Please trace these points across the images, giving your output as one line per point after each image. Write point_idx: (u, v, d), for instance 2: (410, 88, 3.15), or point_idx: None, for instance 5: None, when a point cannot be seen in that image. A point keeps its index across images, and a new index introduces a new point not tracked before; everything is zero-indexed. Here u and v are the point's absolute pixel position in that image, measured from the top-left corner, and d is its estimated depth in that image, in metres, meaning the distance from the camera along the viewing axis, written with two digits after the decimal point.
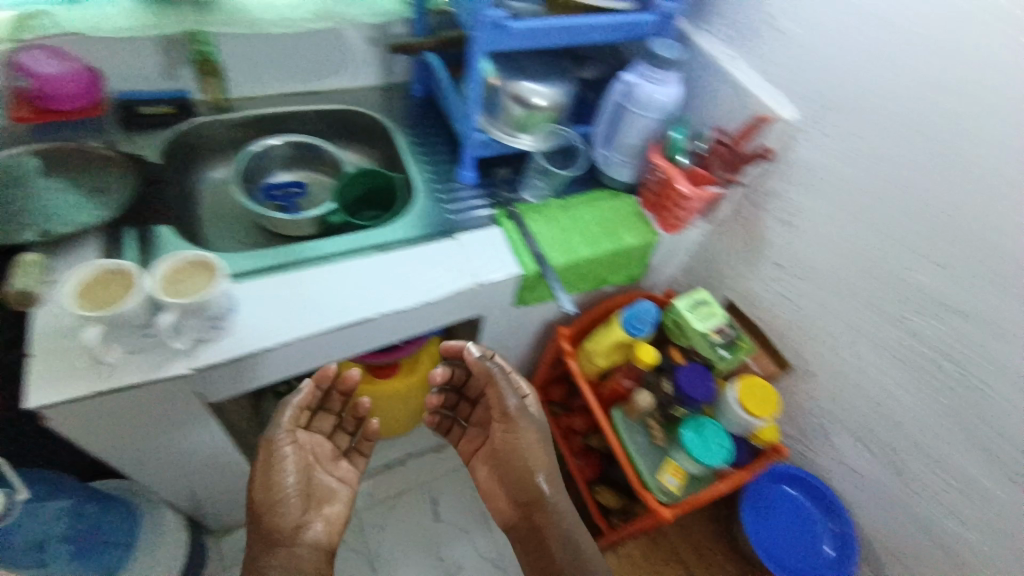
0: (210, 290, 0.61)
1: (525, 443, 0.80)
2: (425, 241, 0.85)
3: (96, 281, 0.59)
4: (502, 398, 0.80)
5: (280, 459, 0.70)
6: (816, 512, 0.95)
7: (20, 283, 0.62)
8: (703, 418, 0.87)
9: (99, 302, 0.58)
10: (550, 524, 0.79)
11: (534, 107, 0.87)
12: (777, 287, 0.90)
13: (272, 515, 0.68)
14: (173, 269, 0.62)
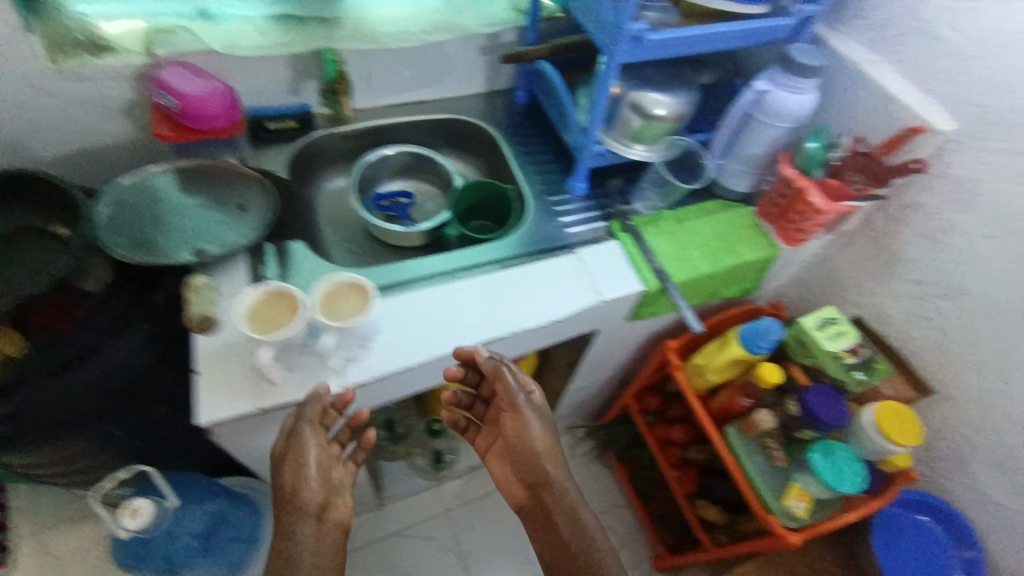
0: (362, 315, 0.61)
1: (526, 430, 0.72)
2: (545, 255, 0.84)
3: (260, 305, 0.61)
4: (508, 386, 0.71)
5: (301, 452, 0.60)
6: (947, 541, 0.87)
7: (199, 308, 0.64)
8: (834, 443, 0.82)
9: (265, 327, 0.60)
10: (558, 504, 0.69)
11: (654, 118, 0.83)
12: (913, 304, 0.86)
13: (291, 504, 0.60)
14: (329, 291, 0.63)
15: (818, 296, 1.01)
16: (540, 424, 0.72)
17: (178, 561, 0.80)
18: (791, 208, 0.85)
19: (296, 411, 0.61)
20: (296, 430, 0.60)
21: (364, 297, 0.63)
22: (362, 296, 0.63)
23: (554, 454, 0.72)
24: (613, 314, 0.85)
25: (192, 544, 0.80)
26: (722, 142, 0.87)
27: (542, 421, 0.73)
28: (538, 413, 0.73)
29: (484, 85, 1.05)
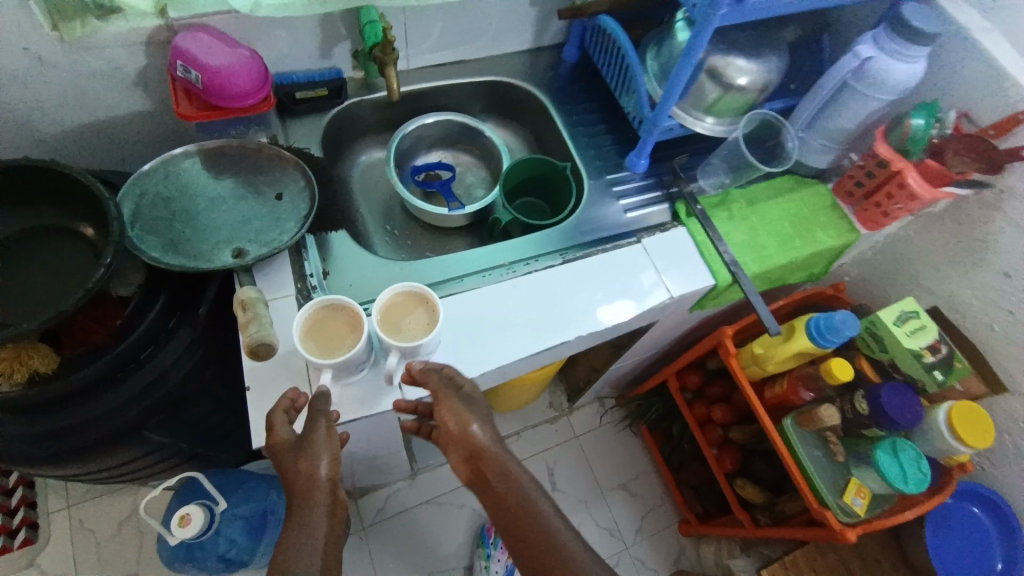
0: (430, 332, 0.57)
1: (458, 418, 0.54)
2: (607, 246, 0.78)
3: (319, 322, 0.57)
4: (437, 377, 0.57)
5: (318, 442, 0.52)
6: (993, 532, 0.85)
7: (260, 331, 0.57)
8: (901, 441, 0.80)
9: (325, 346, 0.56)
10: (496, 470, 0.52)
11: (733, 89, 0.75)
12: (996, 296, 0.80)
13: (302, 491, 0.50)
14: (391, 304, 0.60)
15: (884, 279, 0.95)
16: (468, 409, 0.55)
17: (224, 549, 0.79)
18: (881, 188, 0.78)
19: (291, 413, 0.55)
20: (313, 417, 0.54)
21: (430, 312, 0.59)
22: (428, 311, 0.59)
23: (496, 443, 0.54)
24: (675, 308, 0.80)
25: (238, 532, 0.80)
26: (811, 110, 0.78)
27: (476, 408, 0.55)
28: (471, 399, 0.56)
29: (529, 42, 0.93)
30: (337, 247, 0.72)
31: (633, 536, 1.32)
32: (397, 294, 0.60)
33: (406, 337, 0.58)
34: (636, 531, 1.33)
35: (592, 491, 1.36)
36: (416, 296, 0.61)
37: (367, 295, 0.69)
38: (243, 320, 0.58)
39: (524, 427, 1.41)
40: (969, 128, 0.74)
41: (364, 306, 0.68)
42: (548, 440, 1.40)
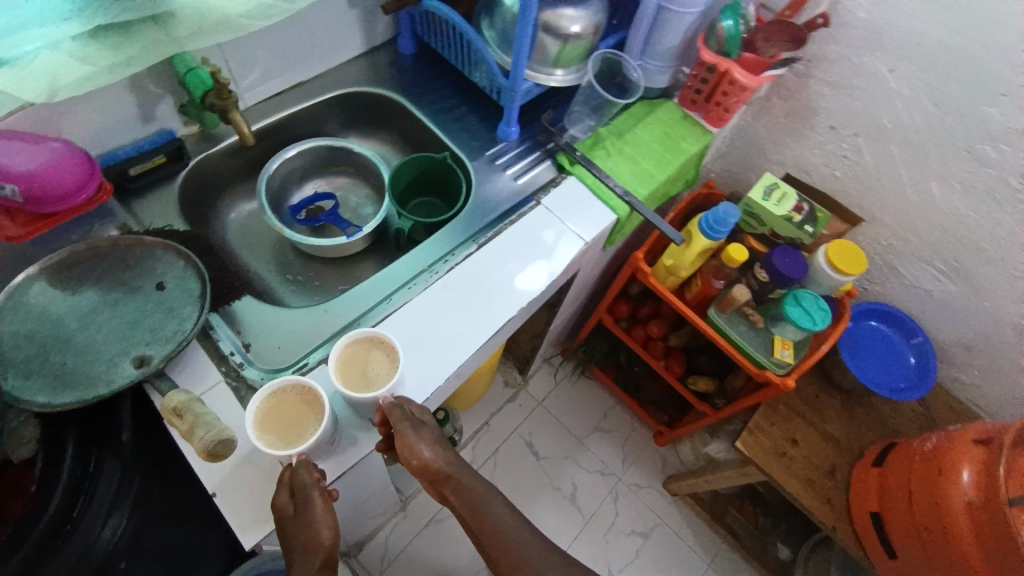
0: (395, 370, 0.59)
1: (417, 453, 0.56)
2: (513, 217, 0.80)
3: (277, 408, 0.56)
4: (400, 419, 0.56)
5: (315, 513, 0.52)
6: (896, 336, 1.03)
7: (209, 432, 0.52)
8: (799, 291, 0.92)
9: (290, 433, 0.54)
10: (455, 490, 0.60)
11: (571, 37, 0.79)
12: (831, 147, 0.94)
13: (304, 548, 0.54)
14: (347, 357, 0.60)
15: (744, 163, 1.08)
16: (426, 442, 0.57)
17: None
18: (717, 89, 0.88)
19: (286, 483, 0.53)
20: (306, 496, 0.52)
21: (389, 353, 0.61)
22: (384, 351, 0.61)
23: (452, 462, 0.60)
24: (591, 251, 0.84)
25: None
26: (640, 40, 0.87)
27: (429, 433, 0.58)
28: (424, 426, 0.58)
29: (361, 45, 0.90)
30: (246, 316, 0.67)
31: (622, 466, 1.41)
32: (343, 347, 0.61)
33: (372, 385, 0.59)
34: (622, 462, 1.42)
35: (572, 443, 1.42)
36: (364, 342, 0.62)
37: (301, 349, 0.65)
38: (184, 427, 0.53)
39: (492, 413, 1.43)
40: (769, 15, 0.88)
41: (303, 360, 0.64)
42: (517, 415, 1.44)
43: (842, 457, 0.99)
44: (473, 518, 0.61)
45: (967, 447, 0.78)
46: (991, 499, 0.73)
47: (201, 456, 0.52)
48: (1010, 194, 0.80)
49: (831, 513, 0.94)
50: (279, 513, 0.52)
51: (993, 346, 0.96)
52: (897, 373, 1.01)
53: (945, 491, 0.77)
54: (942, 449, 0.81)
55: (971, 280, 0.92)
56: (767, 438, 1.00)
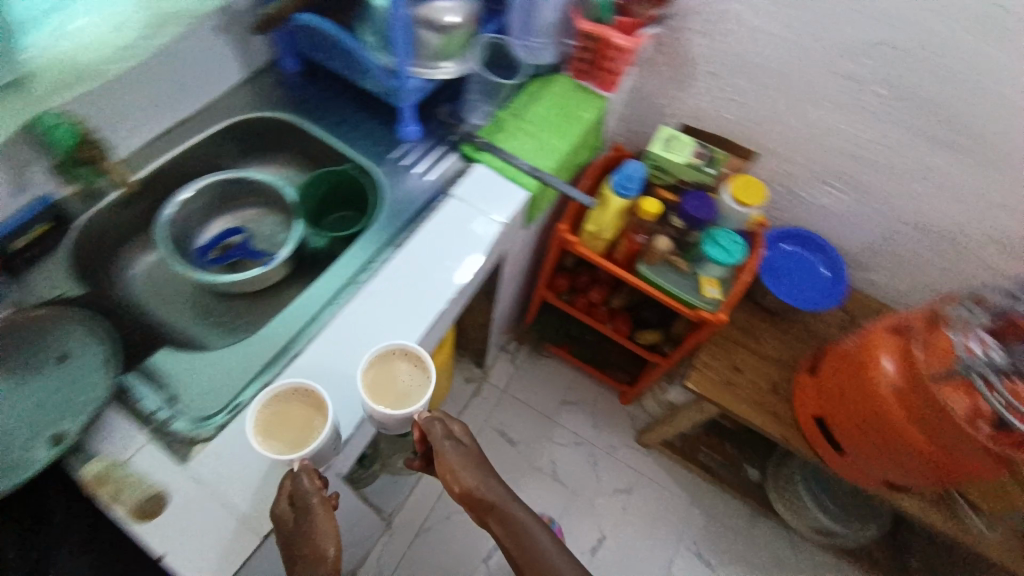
0: (426, 384, 0.63)
1: (457, 475, 0.65)
2: (428, 214, 0.80)
3: (283, 415, 0.58)
4: (435, 437, 0.64)
5: (318, 520, 0.53)
6: (807, 254, 1.10)
7: (140, 489, 0.55)
8: (714, 231, 0.98)
9: (290, 439, 0.57)
10: (495, 516, 0.66)
11: (450, 28, 0.79)
12: (716, 92, 1.00)
13: (306, 563, 0.53)
14: (376, 370, 0.63)
15: (643, 122, 1.13)
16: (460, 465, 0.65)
17: None
18: (602, 55, 0.92)
19: (287, 493, 0.54)
20: (306, 503, 0.53)
21: (414, 365, 0.64)
22: (408, 363, 0.64)
23: (491, 490, 0.66)
24: (512, 232, 0.86)
25: None
26: (519, 20, 0.90)
27: (469, 459, 0.66)
28: (465, 452, 0.66)
29: (241, 72, 0.88)
30: (167, 366, 0.64)
31: (595, 432, 1.46)
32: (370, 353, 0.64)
33: (403, 398, 0.62)
34: (594, 428, 1.47)
35: (543, 422, 1.45)
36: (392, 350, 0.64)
37: (233, 388, 0.63)
38: (109, 489, 0.55)
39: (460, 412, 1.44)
40: None
41: (236, 400, 0.62)
42: (484, 408, 1.46)
43: (782, 374, 1.07)
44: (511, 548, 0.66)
45: (882, 339, 0.86)
46: (913, 379, 0.80)
47: (127, 519, 0.54)
48: (876, 102, 0.88)
49: (780, 426, 1.02)
50: (281, 528, 0.54)
51: (892, 244, 1.06)
52: (815, 288, 1.07)
53: (872, 383, 0.84)
54: (865, 344, 0.89)
55: (859, 188, 1.01)
56: (715, 372, 1.06)
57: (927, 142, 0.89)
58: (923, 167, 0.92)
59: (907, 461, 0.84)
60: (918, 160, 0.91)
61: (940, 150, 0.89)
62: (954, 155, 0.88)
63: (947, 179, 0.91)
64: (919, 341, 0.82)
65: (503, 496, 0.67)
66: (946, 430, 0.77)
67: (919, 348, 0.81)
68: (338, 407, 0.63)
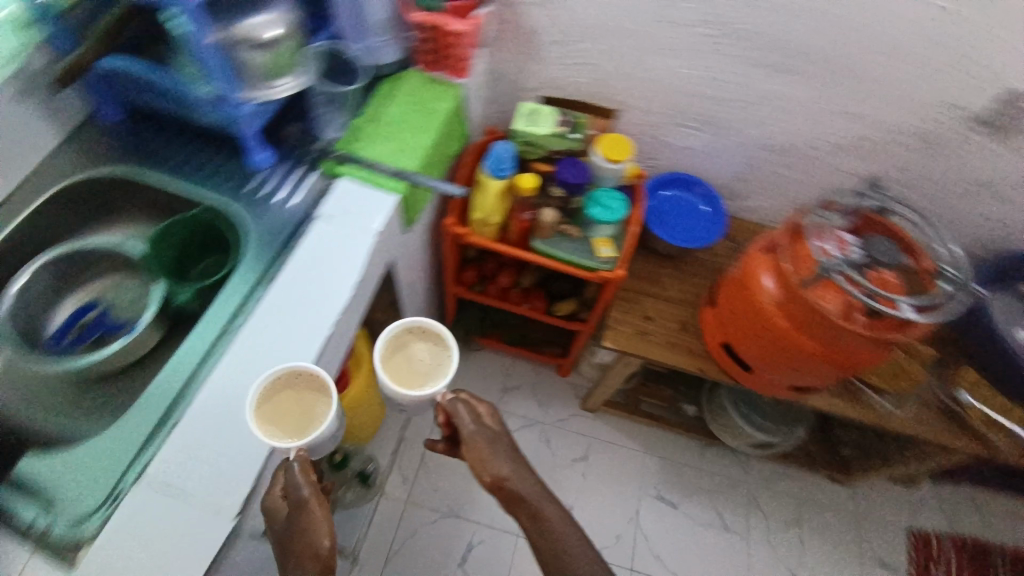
0: (436, 371, 0.77)
1: (484, 462, 0.72)
2: (297, 240, 0.76)
3: (276, 406, 0.64)
4: (462, 420, 0.73)
5: (313, 510, 0.60)
6: (685, 195, 1.16)
7: None
8: (594, 193, 1.01)
9: (286, 425, 0.64)
10: (524, 507, 0.71)
11: (275, 44, 0.74)
12: (566, 60, 1.02)
13: (300, 556, 0.59)
14: (397, 350, 0.79)
15: (508, 101, 1.14)
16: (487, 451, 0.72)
17: None
18: (441, 44, 0.92)
19: (284, 493, 0.61)
20: (299, 495, 0.60)
21: (426, 350, 0.79)
22: (421, 348, 0.80)
23: (519, 480, 0.72)
24: (392, 237, 0.84)
25: None
26: (348, 22, 0.87)
27: (498, 450, 0.73)
28: (493, 441, 0.73)
29: (55, 134, 0.80)
30: (37, 473, 0.60)
31: (540, 410, 1.48)
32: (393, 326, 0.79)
33: (417, 379, 0.77)
34: (539, 407, 1.49)
35: None
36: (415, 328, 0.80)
37: (113, 474, 0.60)
38: None
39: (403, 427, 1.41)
40: None
41: (117, 487, 0.59)
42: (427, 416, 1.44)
43: (689, 311, 1.12)
44: (546, 548, 0.69)
45: (760, 262, 0.92)
46: (789, 289, 0.87)
47: None
48: (707, 42, 0.93)
49: (698, 360, 1.07)
50: (279, 522, 0.60)
51: (759, 170, 1.13)
52: (699, 228, 1.13)
53: (761, 304, 0.91)
54: (747, 268, 0.95)
55: (715, 124, 1.07)
56: (628, 326, 1.10)
57: (759, 70, 0.95)
58: (762, 94, 0.98)
59: (806, 364, 0.91)
60: (757, 88, 0.98)
61: (773, 76, 0.95)
62: (784, 78, 0.95)
63: (785, 100, 0.98)
64: (786, 256, 0.88)
65: (537, 493, 0.71)
66: (825, 326, 0.84)
67: (787, 260, 0.88)
68: (233, 459, 0.60)
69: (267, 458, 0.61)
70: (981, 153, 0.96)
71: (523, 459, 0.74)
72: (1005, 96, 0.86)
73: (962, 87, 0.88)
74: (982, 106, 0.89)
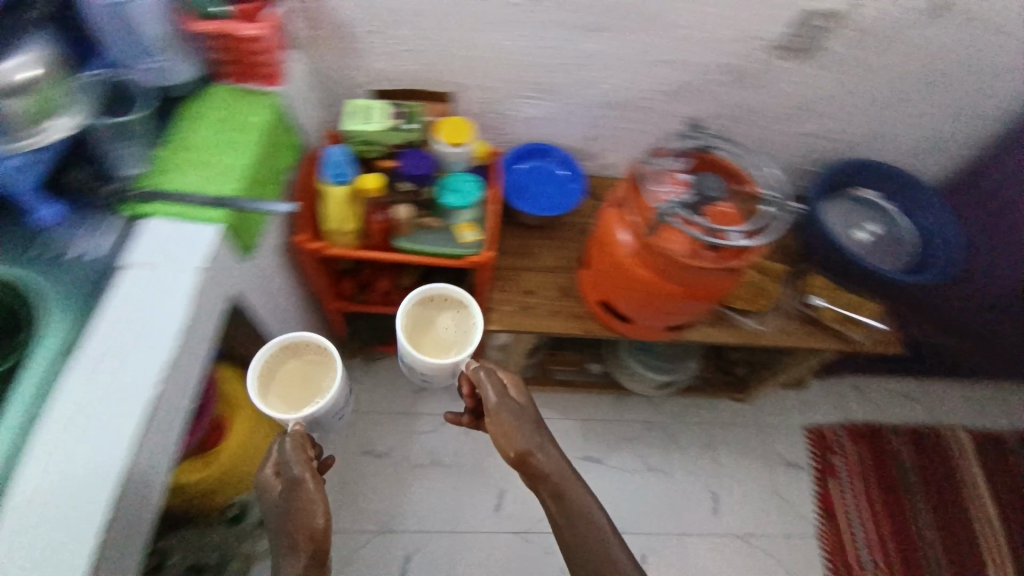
0: (451, 343, 0.98)
1: (506, 434, 0.85)
2: (103, 297, 0.68)
3: (286, 378, 0.92)
4: (490, 391, 0.88)
5: (305, 483, 0.76)
6: (540, 163, 1.17)
7: None
8: (443, 183, 1.01)
9: (290, 399, 0.90)
10: (544, 473, 0.84)
11: (30, 87, 0.66)
12: (386, 48, 0.98)
13: (296, 526, 0.73)
14: (415, 321, 1.00)
15: (342, 100, 1.08)
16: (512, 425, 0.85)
17: None
18: (244, 52, 0.85)
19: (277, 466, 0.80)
20: (292, 469, 0.77)
21: (447, 322, 1.00)
22: (441, 322, 1.00)
23: (541, 455, 0.85)
24: (224, 276, 0.77)
25: None
26: (123, 46, 0.77)
27: (521, 423, 0.86)
28: (516, 416, 0.87)
29: None
30: None
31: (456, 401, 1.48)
32: (415, 299, 0.99)
33: (438, 350, 0.97)
34: (454, 400, 1.49)
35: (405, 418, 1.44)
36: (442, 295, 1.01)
37: None
38: None
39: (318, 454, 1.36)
40: None
41: None
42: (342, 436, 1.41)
43: (567, 277, 1.14)
44: (569, 527, 0.83)
45: (612, 218, 0.95)
46: (640, 238, 0.91)
47: None
48: (519, 11, 0.92)
49: (584, 322, 1.09)
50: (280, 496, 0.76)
51: (605, 127, 1.16)
52: (557, 197, 1.15)
53: (622, 258, 0.94)
54: (603, 227, 0.98)
55: (553, 91, 1.07)
56: (511, 303, 1.10)
57: (577, 31, 0.96)
58: (586, 54, 1.00)
59: (673, 304, 0.96)
60: (580, 49, 0.99)
61: (591, 35, 0.97)
62: (602, 36, 0.97)
63: (608, 57, 1.00)
64: (631, 207, 0.93)
65: (562, 477, 0.84)
66: (678, 267, 0.88)
67: (633, 213, 0.92)
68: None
69: (90, 572, 0.54)
70: (789, 76, 1.04)
71: (547, 438, 0.87)
72: (795, 18, 0.93)
73: (761, 18, 0.93)
74: (780, 33, 0.96)
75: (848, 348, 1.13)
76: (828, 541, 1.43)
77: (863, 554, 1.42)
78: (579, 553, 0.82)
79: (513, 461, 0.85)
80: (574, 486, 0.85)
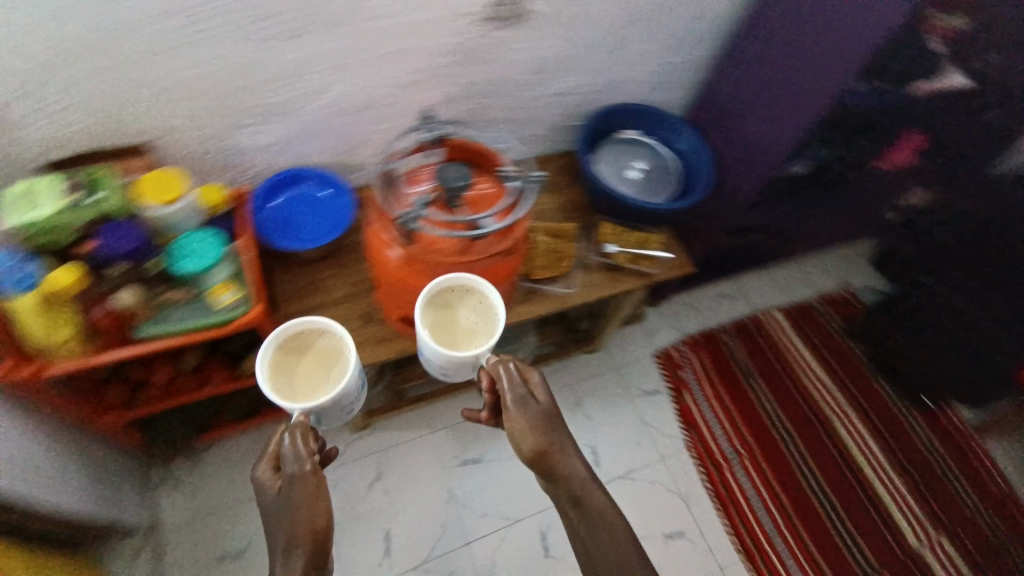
0: (477, 337, 0.86)
1: (528, 436, 0.82)
2: None
3: (283, 375, 0.83)
4: (511, 385, 0.83)
5: (308, 480, 0.76)
6: (297, 190, 1.05)
7: None
8: (175, 247, 0.89)
9: (288, 393, 0.83)
10: (564, 475, 0.83)
11: None
12: (38, 111, 0.80)
13: (299, 525, 0.73)
14: (440, 303, 0.88)
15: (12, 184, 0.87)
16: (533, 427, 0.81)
17: None
18: None
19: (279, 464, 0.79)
20: (296, 461, 0.76)
21: (472, 310, 0.88)
22: (465, 310, 0.89)
23: (563, 460, 0.83)
24: None
25: None
26: None
27: (542, 425, 0.83)
28: (540, 417, 0.83)
29: None
30: None
31: None
32: (436, 285, 0.87)
33: (461, 343, 0.86)
34: None
35: None
36: (461, 286, 0.89)
37: None
38: None
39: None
40: None
41: None
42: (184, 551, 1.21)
43: (368, 301, 1.07)
44: (589, 535, 0.81)
45: (380, 243, 0.89)
46: (402, 251, 0.87)
47: None
48: (189, 35, 0.79)
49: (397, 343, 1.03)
50: (285, 497, 0.75)
51: (357, 136, 1.08)
52: (328, 223, 1.05)
53: (409, 275, 0.90)
54: (369, 251, 0.93)
55: (280, 111, 0.96)
56: None
57: (272, 44, 0.85)
58: (296, 67, 0.90)
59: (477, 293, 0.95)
60: (286, 61, 0.89)
61: (291, 45, 0.87)
62: (303, 44, 0.87)
63: (322, 64, 0.92)
64: (384, 226, 0.88)
65: (581, 482, 0.83)
66: (445, 262, 0.87)
67: (386, 230, 0.88)
68: None
69: None
70: (513, 44, 1.04)
71: (569, 438, 0.85)
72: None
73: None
74: (484, 5, 0.94)
75: (646, 282, 1.23)
76: (695, 447, 1.54)
77: (726, 446, 1.56)
78: (597, 559, 0.80)
79: (532, 461, 0.83)
80: (590, 492, 0.83)
